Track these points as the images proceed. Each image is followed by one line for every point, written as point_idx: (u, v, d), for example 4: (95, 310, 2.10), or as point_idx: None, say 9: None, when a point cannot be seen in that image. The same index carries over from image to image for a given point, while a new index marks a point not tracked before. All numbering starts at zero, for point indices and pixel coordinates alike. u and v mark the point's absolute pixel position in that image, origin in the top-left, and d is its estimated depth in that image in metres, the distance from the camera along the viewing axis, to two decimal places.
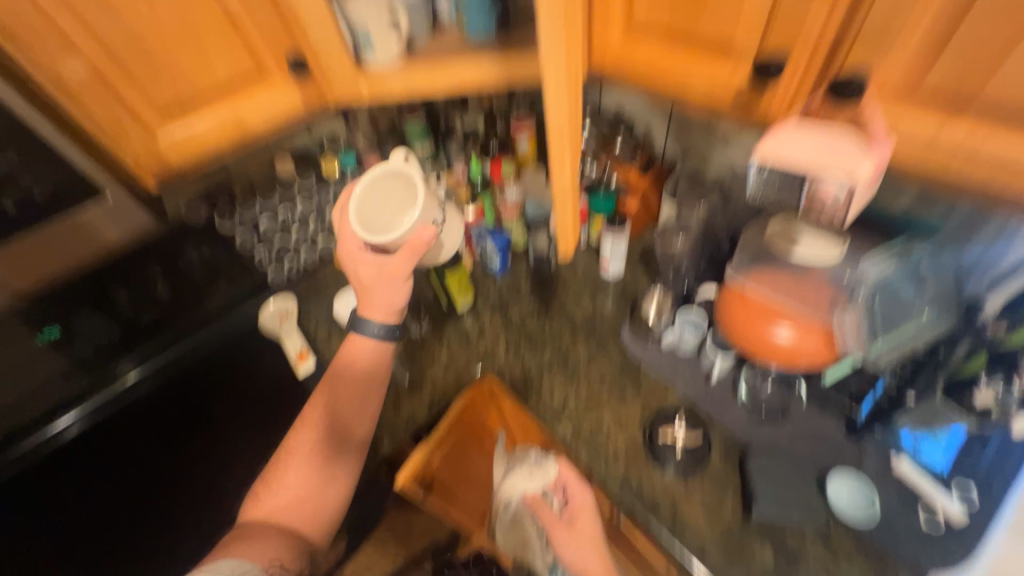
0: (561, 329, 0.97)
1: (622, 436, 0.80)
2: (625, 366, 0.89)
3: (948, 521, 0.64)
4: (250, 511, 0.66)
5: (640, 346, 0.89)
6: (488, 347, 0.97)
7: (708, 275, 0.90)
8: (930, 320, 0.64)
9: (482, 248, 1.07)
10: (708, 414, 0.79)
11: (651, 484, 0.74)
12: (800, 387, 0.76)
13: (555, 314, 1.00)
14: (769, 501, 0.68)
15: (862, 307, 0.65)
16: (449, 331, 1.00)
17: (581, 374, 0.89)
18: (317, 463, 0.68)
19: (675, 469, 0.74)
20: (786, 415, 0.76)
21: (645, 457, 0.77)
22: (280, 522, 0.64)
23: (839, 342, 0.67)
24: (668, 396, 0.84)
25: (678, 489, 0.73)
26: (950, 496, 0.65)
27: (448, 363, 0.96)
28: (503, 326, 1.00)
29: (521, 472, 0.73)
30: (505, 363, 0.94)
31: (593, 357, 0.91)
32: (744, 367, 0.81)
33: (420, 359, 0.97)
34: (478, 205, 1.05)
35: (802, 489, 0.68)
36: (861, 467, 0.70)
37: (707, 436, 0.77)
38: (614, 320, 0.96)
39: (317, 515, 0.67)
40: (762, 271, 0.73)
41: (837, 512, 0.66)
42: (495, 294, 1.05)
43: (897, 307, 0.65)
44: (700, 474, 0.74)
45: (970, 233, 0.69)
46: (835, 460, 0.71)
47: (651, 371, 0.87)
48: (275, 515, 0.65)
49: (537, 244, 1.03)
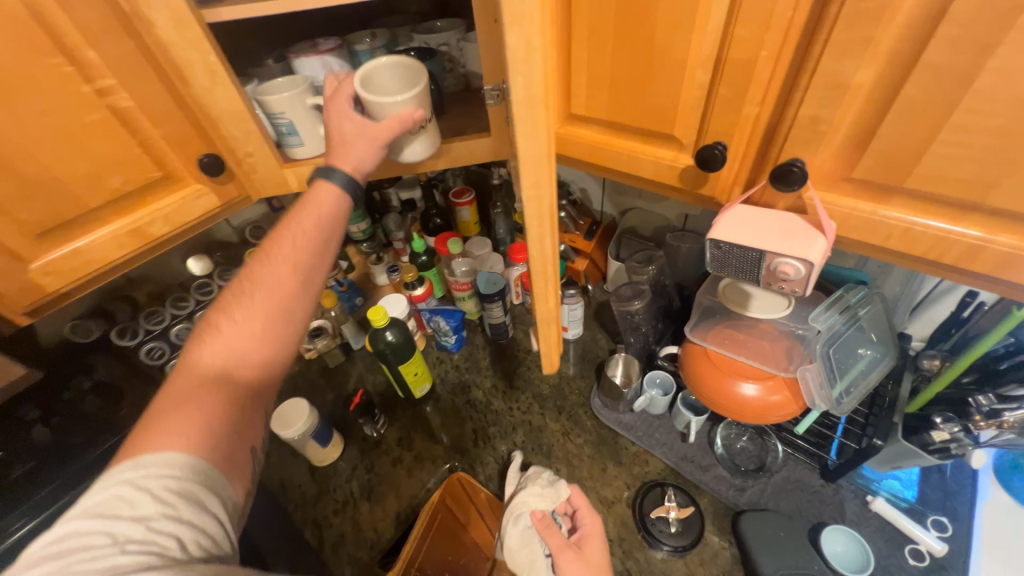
0: (530, 406, 0.93)
1: (613, 521, 0.75)
2: (601, 437, 0.86)
3: (932, 555, 0.65)
4: (188, 360, 0.54)
5: (613, 413, 0.88)
6: (455, 438, 0.90)
7: (666, 334, 0.91)
8: (876, 368, 0.68)
9: (434, 327, 1.01)
10: (694, 481, 0.77)
11: (650, 572, 0.69)
12: (772, 437, 0.79)
13: (521, 389, 0.96)
14: (771, 567, 0.65)
15: (819, 361, 0.66)
16: (410, 425, 0.92)
17: (557, 454, 0.84)
18: (273, 328, 0.58)
19: (672, 548, 0.70)
20: (766, 467, 0.77)
21: (638, 540, 0.72)
22: (227, 371, 0.54)
23: (802, 393, 0.68)
24: (650, 465, 0.81)
25: (680, 571, 0.69)
26: (928, 531, 0.66)
27: (412, 463, 0.86)
28: (468, 411, 0.93)
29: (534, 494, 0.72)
30: (475, 453, 0.87)
31: (567, 432, 0.87)
32: (718, 423, 0.82)
33: (379, 464, 0.86)
34: (426, 283, 1.00)
35: (801, 549, 0.66)
36: (843, 513, 0.71)
37: (698, 507, 0.74)
38: (581, 388, 0.94)
39: (270, 326, 0.58)
40: (716, 330, 0.75)
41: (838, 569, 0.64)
42: (454, 375, 1.00)
43: (847, 357, 0.68)
44: (698, 551, 0.70)
45: (908, 284, 0.72)
46: (819, 511, 0.71)
47: (628, 439, 0.84)
48: (224, 364, 0.55)
49: (492, 318, 0.99)
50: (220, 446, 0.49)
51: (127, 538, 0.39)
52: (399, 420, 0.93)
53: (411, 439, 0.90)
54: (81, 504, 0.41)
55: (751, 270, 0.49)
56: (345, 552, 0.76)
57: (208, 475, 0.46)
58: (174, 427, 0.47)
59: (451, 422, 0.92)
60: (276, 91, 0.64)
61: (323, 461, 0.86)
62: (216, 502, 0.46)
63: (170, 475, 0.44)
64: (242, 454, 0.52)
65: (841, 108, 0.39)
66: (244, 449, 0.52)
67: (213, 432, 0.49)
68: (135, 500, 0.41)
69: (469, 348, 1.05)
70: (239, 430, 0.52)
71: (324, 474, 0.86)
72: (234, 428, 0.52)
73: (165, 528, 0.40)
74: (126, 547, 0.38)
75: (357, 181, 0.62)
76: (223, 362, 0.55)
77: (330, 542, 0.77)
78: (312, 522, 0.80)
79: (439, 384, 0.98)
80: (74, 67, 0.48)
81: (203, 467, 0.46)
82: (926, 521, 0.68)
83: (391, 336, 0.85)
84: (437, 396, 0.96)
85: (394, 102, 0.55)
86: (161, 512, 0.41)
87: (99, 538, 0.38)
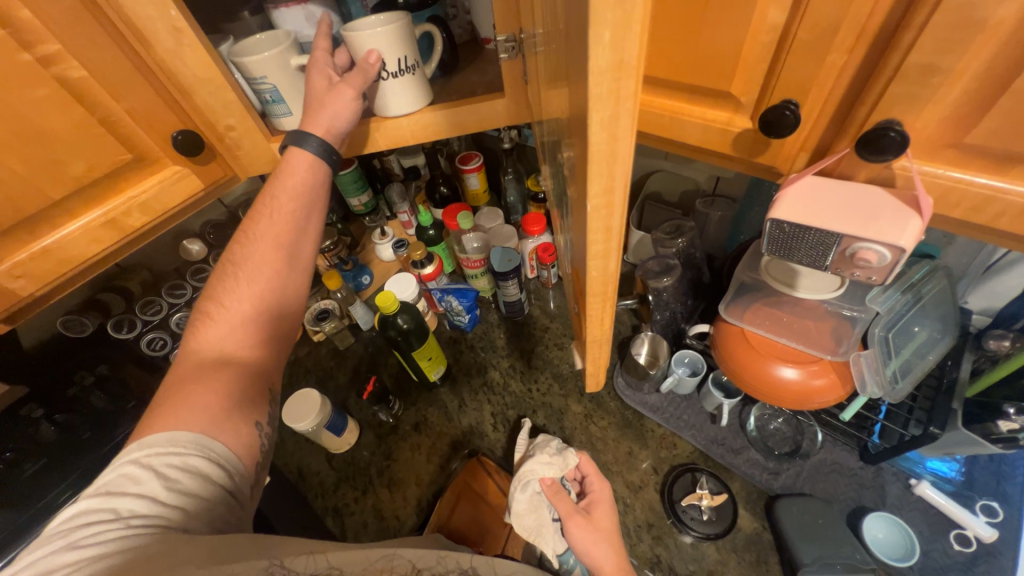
0: (550, 388, 0.89)
1: (641, 507, 0.72)
2: (626, 420, 0.82)
3: (979, 540, 0.62)
4: (189, 348, 0.51)
5: (638, 394, 0.83)
6: (473, 422, 0.87)
7: (695, 310, 0.85)
8: (934, 350, 0.62)
9: (446, 307, 0.95)
10: (725, 464, 0.74)
11: (681, 558, 0.67)
12: (808, 420, 0.75)
13: (539, 370, 0.92)
14: (810, 555, 0.62)
15: (874, 346, 0.60)
16: (426, 410, 0.89)
17: (581, 438, 0.81)
18: (261, 329, 0.54)
19: (703, 535, 0.67)
20: (803, 451, 0.73)
21: (668, 527, 0.70)
22: (229, 355, 0.51)
23: (851, 378, 0.63)
24: (678, 447, 0.77)
25: (711, 557, 0.67)
26: (977, 516, 0.63)
27: (431, 449, 0.84)
28: (485, 393, 0.90)
29: (540, 459, 0.70)
30: (495, 438, 0.84)
31: (590, 414, 0.83)
32: (750, 405, 0.78)
33: (397, 450, 0.84)
34: (436, 260, 0.93)
35: (842, 536, 0.63)
36: (884, 496, 0.67)
37: (730, 493, 0.71)
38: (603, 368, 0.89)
39: (264, 314, 0.55)
40: (754, 310, 0.69)
41: (880, 557, 0.62)
42: (469, 356, 0.96)
43: (903, 340, 0.62)
44: (730, 537, 0.68)
45: (975, 254, 0.64)
46: (860, 496, 0.68)
47: (655, 422, 0.80)
48: (226, 349, 0.51)
49: (508, 296, 0.93)
50: (221, 420, 0.45)
51: (130, 514, 0.37)
52: (414, 404, 0.90)
53: (428, 424, 0.87)
54: (94, 482, 0.39)
55: (818, 252, 0.42)
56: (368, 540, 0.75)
57: (225, 453, 0.43)
58: (181, 410, 0.44)
59: (468, 406, 0.89)
60: (254, 50, 0.55)
61: (340, 448, 0.84)
62: (223, 474, 0.42)
63: (175, 452, 0.40)
64: (246, 425, 0.47)
65: (972, 53, 0.30)
66: (249, 424, 0.47)
67: (228, 404, 0.46)
68: (138, 475, 0.39)
69: (484, 326, 1.00)
70: (239, 405, 0.47)
71: (341, 461, 0.84)
72: (234, 408, 0.47)
73: (169, 505, 0.38)
74: (130, 522, 0.36)
75: (332, 148, 0.57)
76: (220, 353, 0.51)
77: (351, 530, 0.76)
78: (332, 511, 0.79)
79: (454, 366, 0.94)
80: (6, 30, 0.39)
81: (219, 437, 0.44)
82: (974, 507, 0.65)
83: (403, 321, 0.80)
84: (452, 378, 0.93)
85: (372, 33, 0.52)
86: (164, 487, 0.38)
87: (103, 514, 0.36)
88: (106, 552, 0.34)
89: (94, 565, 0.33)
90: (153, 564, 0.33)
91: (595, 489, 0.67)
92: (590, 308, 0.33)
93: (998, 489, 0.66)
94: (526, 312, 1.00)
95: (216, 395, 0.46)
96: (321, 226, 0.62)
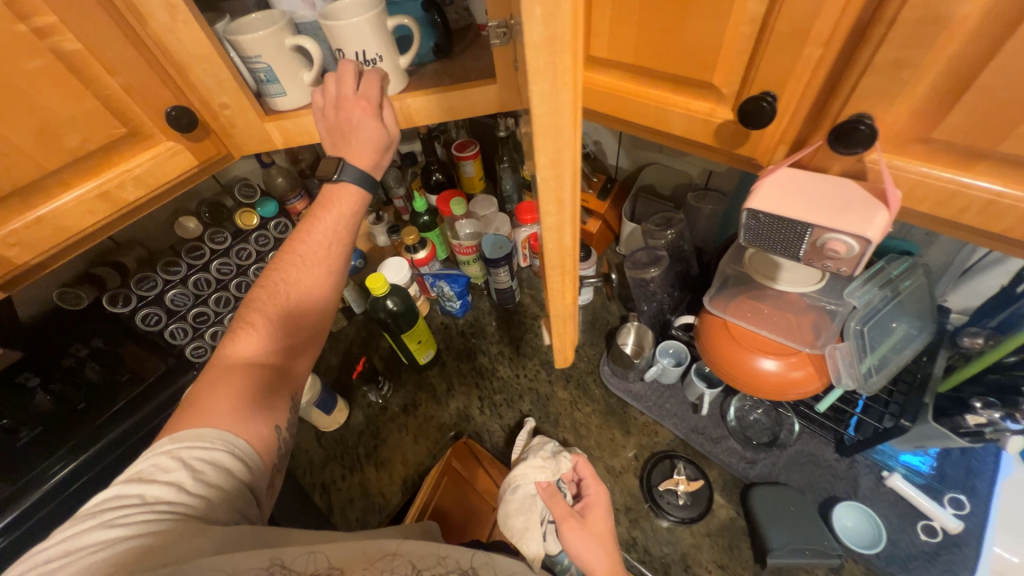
0: (537, 375, 0.90)
1: (620, 492, 0.74)
2: (610, 407, 0.83)
3: (945, 531, 0.64)
4: (222, 353, 0.56)
5: (623, 382, 0.85)
6: (461, 406, 0.88)
7: (682, 301, 0.86)
8: (910, 345, 0.64)
9: (437, 292, 0.97)
10: (703, 452, 0.75)
11: (656, 541, 0.69)
12: (788, 412, 0.76)
13: (527, 356, 0.93)
14: (780, 540, 0.64)
15: (851, 341, 0.62)
16: (415, 392, 0.91)
17: (565, 423, 0.83)
18: (287, 337, 0.60)
19: (678, 519, 0.69)
20: (780, 442, 0.74)
21: (645, 511, 0.72)
22: (255, 362, 0.56)
23: (828, 369, 0.64)
24: (659, 435, 0.79)
25: (685, 540, 0.69)
26: (944, 508, 0.65)
27: (418, 430, 0.86)
28: (474, 378, 0.91)
29: (534, 462, 0.69)
30: (482, 421, 0.86)
31: (575, 401, 0.85)
32: (731, 395, 0.79)
33: (385, 431, 0.86)
34: (429, 246, 0.95)
35: (811, 523, 0.65)
36: (856, 487, 0.69)
37: (707, 480, 0.73)
38: (590, 356, 0.91)
39: (291, 322, 0.60)
40: (738, 302, 0.70)
41: (848, 544, 0.63)
42: (459, 342, 0.97)
43: (881, 334, 0.63)
44: (705, 522, 0.70)
45: (955, 253, 0.65)
46: (833, 486, 0.69)
47: (638, 410, 0.82)
48: (253, 357, 0.56)
49: (498, 283, 0.95)
50: (243, 421, 0.49)
51: (156, 500, 0.41)
52: (403, 386, 0.91)
53: (416, 406, 0.89)
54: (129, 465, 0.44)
55: (792, 243, 0.43)
56: (354, 516, 0.77)
57: (248, 453, 0.48)
58: (211, 408, 0.48)
59: (456, 389, 0.90)
60: (249, 29, 0.55)
61: (329, 427, 0.85)
62: (244, 470, 0.47)
63: (204, 446, 0.45)
64: (265, 427, 0.51)
65: (938, 50, 0.31)
66: (269, 426, 0.52)
67: (251, 406, 0.51)
68: (168, 465, 0.43)
69: (475, 313, 1.01)
70: (260, 407, 0.52)
71: (330, 440, 0.86)
72: (254, 410, 0.51)
73: (192, 494, 0.42)
74: (156, 507, 0.40)
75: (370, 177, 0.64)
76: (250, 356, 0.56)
77: (338, 506, 0.79)
78: (320, 487, 0.81)
79: (444, 351, 0.96)
80: (3, 1, 0.40)
81: (243, 437, 0.48)
82: (943, 498, 0.66)
83: (392, 304, 0.81)
84: (442, 362, 0.94)
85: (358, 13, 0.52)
86: (191, 478, 0.43)
87: (133, 498, 0.41)
88: (131, 534, 0.38)
89: (121, 544, 0.37)
90: (178, 550, 0.37)
91: (593, 495, 0.67)
92: (550, 282, 0.35)
93: (967, 482, 0.68)
94: (517, 300, 1.02)
95: (241, 400, 0.51)
96: (350, 252, 0.67)
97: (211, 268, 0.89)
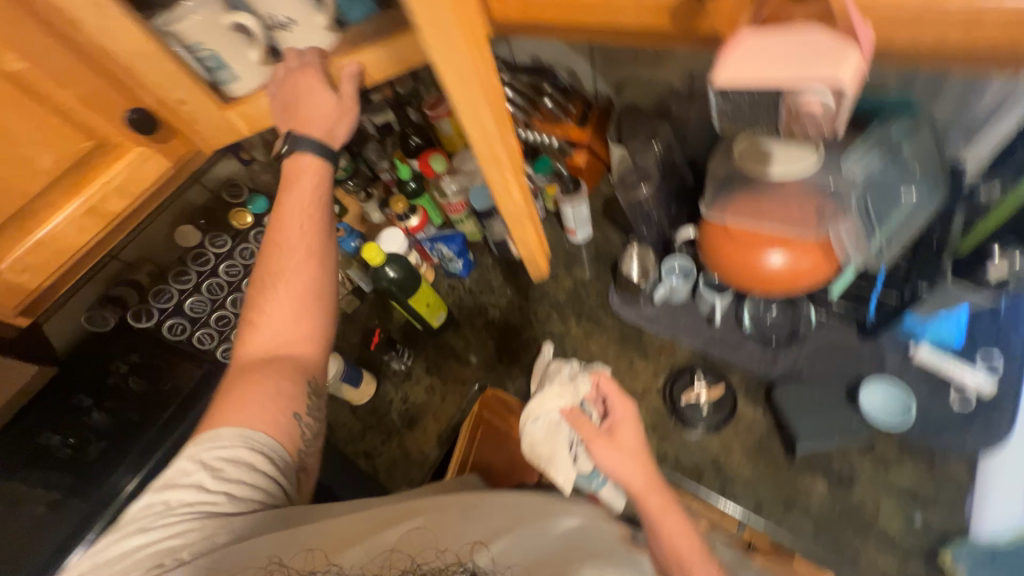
0: (549, 317, 0.91)
1: (645, 412, 0.75)
2: (624, 334, 0.84)
3: (979, 394, 0.63)
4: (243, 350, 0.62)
5: (634, 309, 0.84)
6: (481, 359, 0.91)
7: (681, 216, 0.84)
8: (923, 205, 0.60)
9: (438, 255, 0.98)
10: (723, 361, 0.75)
11: (686, 451, 0.71)
12: (805, 305, 0.73)
13: (537, 302, 0.94)
14: (808, 429, 0.65)
15: (854, 215, 0.59)
16: (435, 355, 0.93)
17: (582, 357, 0.84)
18: (293, 327, 0.63)
19: (705, 427, 0.70)
20: (799, 338, 0.72)
21: (672, 425, 0.73)
22: (269, 355, 0.62)
23: (834, 253, 0.62)
24: (677, 352, 0.79)
25: (714, 445, 0.70)
26: (976, 370, 0.64)
27: (444, 389, 0.89)
28: (488, 332, 0.93)
29: (553, 390, 0.68)
30: (503, 369, 0.88)
31: (590, 335, 0.86)
32: (744, 300, 0.76)
33: (413, 394, 0.90)
34: (421, 211, 0.95)
35: (839, 410, 0.64)
36: (885, 367, 0.68)
37: (729, 385, 0.73)
38: (598, 290, 0.91)
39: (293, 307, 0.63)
40: (735, 199, 0.65)
41: (876, 419, 0.63)
42: (468, 300, 0.98)
43: (888, 199, 0.60)
44: (734, 425, 0.71)
45: (962, 100, 0.60)
46: (859, 370, 0.68)
47: (653, 332, 0.81)
48: (266, 350, 0.62)
49: (494, 236, 0.95)
50: (255, 413, 0.57)
51: (178, 503, 0.52)
52: (423, 351, 0.94)
53: (439, 366, 0.92)
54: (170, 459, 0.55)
55: (765, 113, 0.40)
56: (400, 474, 0.82)
57: (259, 441, 0.56)
58: (237, 404, 0.57)
59: (473, 344, 0.93)
60: None
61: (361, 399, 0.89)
62: (258, 457, 0.55)
63: (215, 446, 0.54)
64: (283, 414, 0.59)
65: None
66: (286, 413, 0.59)
67: (266, 398, 0.58)
68: (189, 469, 0.53)
69: (479, 270, 1.01)
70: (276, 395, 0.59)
71: (364, 411, 0.90)
72: (270, 400, 0.58)
73: (215, 491, 0.53)
74: (179, 508, 0.52)
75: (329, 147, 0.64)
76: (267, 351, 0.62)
77: (383, 468, 0.84)
78: (364, 454, 0.86)
79: (457, 311, 0.97)
80: None
81: (258, 428, 0.56)
82: (975, 360, 0.65)
83: (393, 273, 0.83)
84: (456, 322, 0.96)
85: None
86: (209, 476, 0.53)
87: (170, 496, 0.52)
88: (169, 532, 0.50)
89: (165, 537, 0.49)
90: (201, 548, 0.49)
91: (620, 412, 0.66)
92: (492, 168, 0.54)
93: None
94: (519, 250, 1.01)
95: (274, 401, 0.58)
96: (333, 233, 0.68)
97: (219, 271, 0.92)
